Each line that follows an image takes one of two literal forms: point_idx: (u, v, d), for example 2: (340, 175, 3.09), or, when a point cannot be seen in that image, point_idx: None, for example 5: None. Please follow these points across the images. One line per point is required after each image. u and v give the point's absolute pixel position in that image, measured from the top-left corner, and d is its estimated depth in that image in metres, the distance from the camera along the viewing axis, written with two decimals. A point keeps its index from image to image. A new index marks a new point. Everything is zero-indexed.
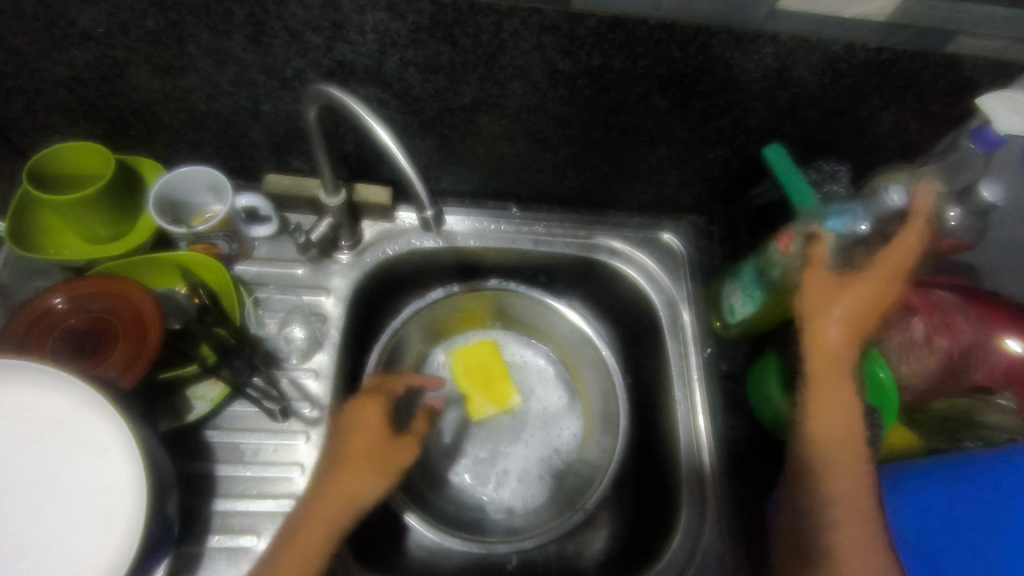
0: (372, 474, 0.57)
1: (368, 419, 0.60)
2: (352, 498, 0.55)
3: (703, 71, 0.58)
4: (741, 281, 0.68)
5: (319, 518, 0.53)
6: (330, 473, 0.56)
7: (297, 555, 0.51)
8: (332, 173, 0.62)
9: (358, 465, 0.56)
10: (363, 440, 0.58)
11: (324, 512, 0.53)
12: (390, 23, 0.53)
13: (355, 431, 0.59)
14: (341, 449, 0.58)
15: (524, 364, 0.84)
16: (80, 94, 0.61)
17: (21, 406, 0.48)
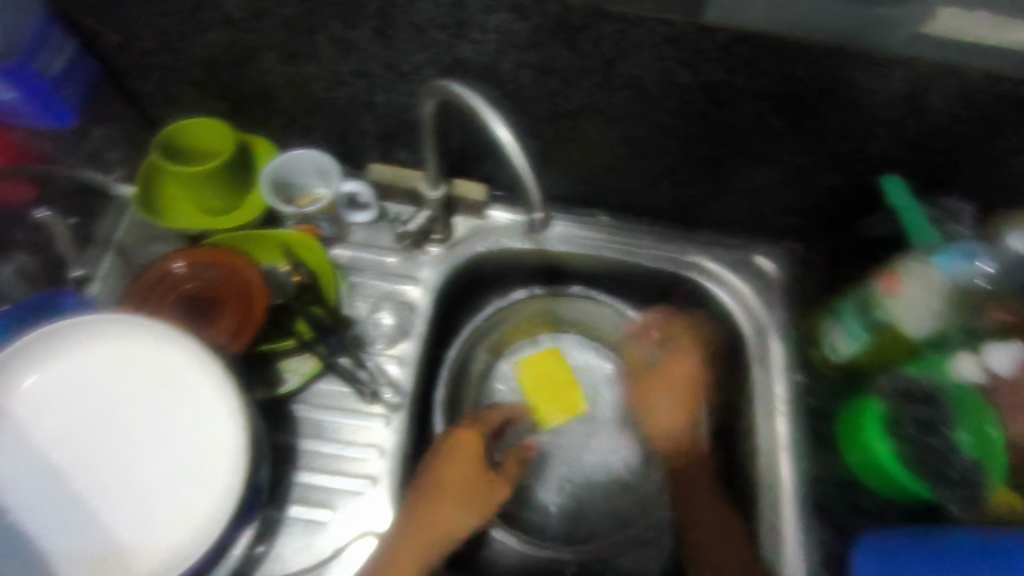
0: (466, 511, 0.61)
1: (466, 452, 0.62)
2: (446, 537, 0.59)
3: (829, 95, 0.55)
4: (844, 321, 0.66)
5: (414, 550, 0.57)
6: (426, 504, 0.60)
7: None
8: (436, 167, 0.63)
9: (454, 507, 0.60)
10: (461, 476, 0.61)
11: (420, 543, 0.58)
12: (513, 25, 0.53)
13: (453, 468, 0.61)
14: (440, 482, 0.61)
15: (589, 368, 0.81)
16: (212, 74, 0.65)
17: (139, 360, 0.51)
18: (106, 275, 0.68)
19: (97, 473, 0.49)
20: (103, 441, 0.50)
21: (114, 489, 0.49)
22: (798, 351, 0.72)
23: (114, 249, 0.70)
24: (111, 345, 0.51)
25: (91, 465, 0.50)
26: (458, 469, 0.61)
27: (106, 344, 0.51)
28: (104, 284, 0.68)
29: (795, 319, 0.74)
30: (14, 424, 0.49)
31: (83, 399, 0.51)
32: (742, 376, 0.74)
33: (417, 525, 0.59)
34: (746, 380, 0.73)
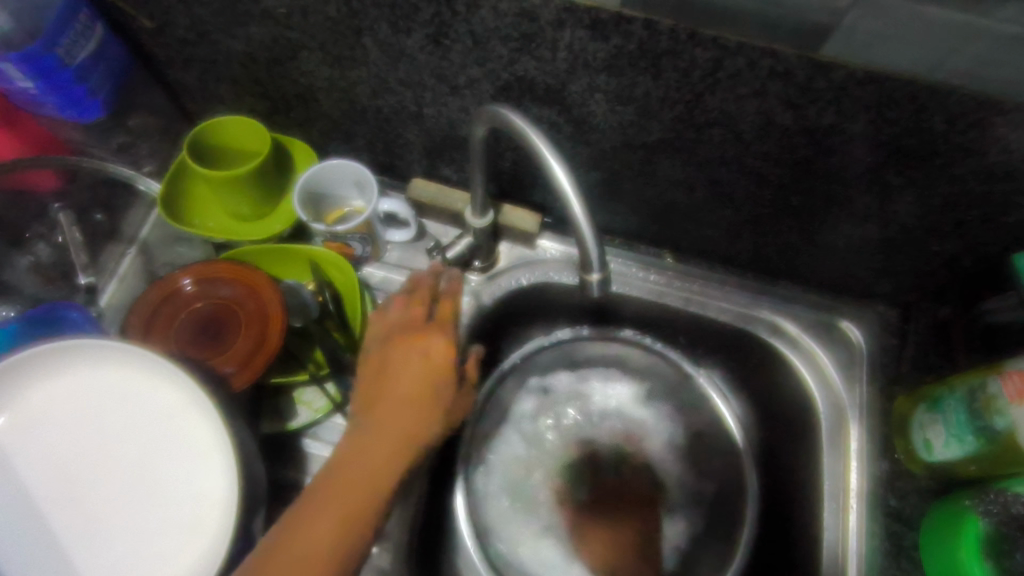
0: (416, 407, 0.47)
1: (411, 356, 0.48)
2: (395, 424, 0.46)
3: (968, 152, 0.45)
4: (943, 416, 0.56)
5: (320, 525, 0.40)
6: (346, 453, 0.44)
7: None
8: (484, 194, 0.56)
9: (379, 451, 0.44)
10: (400, 391, 0.47)
11: (326, 522, 0.40)
12: (588, 43, 0.45)
13: (394, 365, 0.48)
14: (368, 410, 0.46)
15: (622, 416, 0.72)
16: (251, 71, 0.59)
17: (134, 390, 0.46)
18: (126, 273, 0.64)
19: (77, 513, 0.44)
20: (87, 477, 0.45)
21: (90, 533, 0.44)
22: (882, 440, 0.62)
23: (136, 247, 0.66)
24: (105, 371, 0.46)
25: (71, 504, 0.45)
26: (400, 366, 0.47)
27: (100, 369, 0.46)
28: (122, 285, 0.64)
29: (881, 400, 0.63)
30: None
31: (70, 428, 0.46)
32: (808, 457, 0.63)
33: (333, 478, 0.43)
34: (813, 462, 0.62)
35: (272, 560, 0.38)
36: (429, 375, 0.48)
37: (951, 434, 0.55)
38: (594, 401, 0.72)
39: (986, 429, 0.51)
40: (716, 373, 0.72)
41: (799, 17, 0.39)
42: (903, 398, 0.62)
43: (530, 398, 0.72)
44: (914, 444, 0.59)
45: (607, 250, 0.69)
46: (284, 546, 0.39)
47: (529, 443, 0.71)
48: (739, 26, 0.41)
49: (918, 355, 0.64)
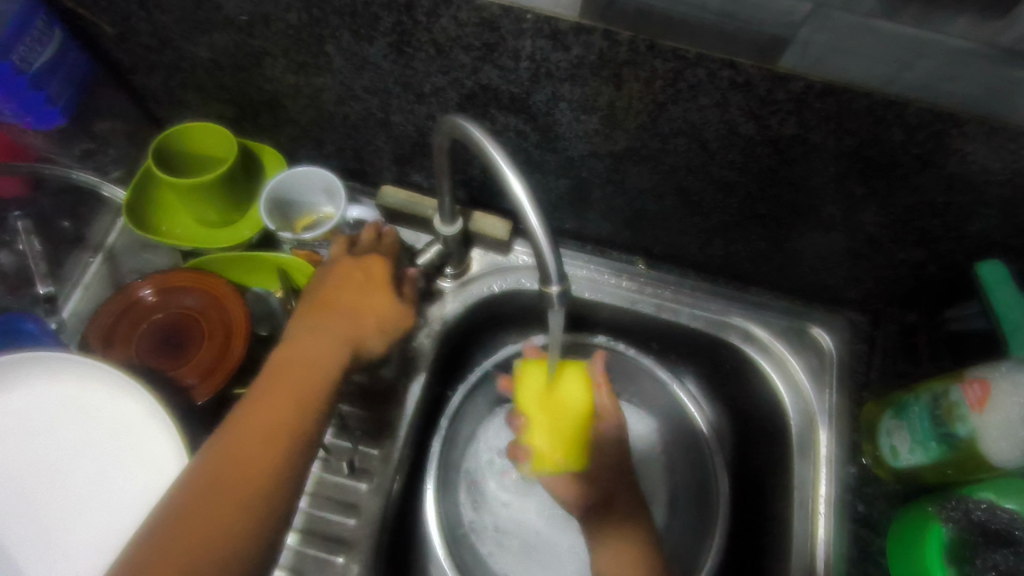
0: (356, 319, 0.54)
1: (351, 275, 0.57)
2: (335, 334, 0.52)
3: (926, 163, 0.46)
4: (908, 423, 0.56)
5: (273, 415, 0.45)
6: (290, 358, 0.49)
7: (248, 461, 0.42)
8: (451, 202, 0.56)
9: (323, 354, 0.50)
10: (342, 298, 0.55)
11: (276, 413, 0.45)
12: (550, 53, 0.45)
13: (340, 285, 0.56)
14: (314, 324, 0.53)
15: None
16: (216, 77, 0.58)
17: (94, 403, 0.46)
18: (91, 281, 0.64)
19: (26, 531, 0.43)
20: (40, 493, 0.44)
21: (40, 551, 0.43)
22: (850, 446, 0.62)
23: (103, 254, 0.66)
24: (65, 383, 0.46)
25: (21, 520, 0.43)
26: (343, 291, 0.55)
27: (61, 381, 0.46)
28: (86, 292, 0.64)
29: (850, 406, 0.63)
30: None
31: (26, 442, 0.45)
32: (780, 463, 0.63)
33: (280, 376, 0.48)
34: (785, 468, 0.62)
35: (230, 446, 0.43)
36: (370, 294, 0.56)
37: (915, 441, 0.55)
38: None
39: (948, 435, 0.52)
40: (689, 379, 0.73)
41: (755, 28, 0.39)
42: (873, 403, 0.62)
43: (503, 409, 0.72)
44: (881, 450, 0.60)
45: (563, 253, 0.69)
46: (240, 425, 0.44)
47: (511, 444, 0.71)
48: (698, 37, 0.41)
49: (887, 361, 0.64)
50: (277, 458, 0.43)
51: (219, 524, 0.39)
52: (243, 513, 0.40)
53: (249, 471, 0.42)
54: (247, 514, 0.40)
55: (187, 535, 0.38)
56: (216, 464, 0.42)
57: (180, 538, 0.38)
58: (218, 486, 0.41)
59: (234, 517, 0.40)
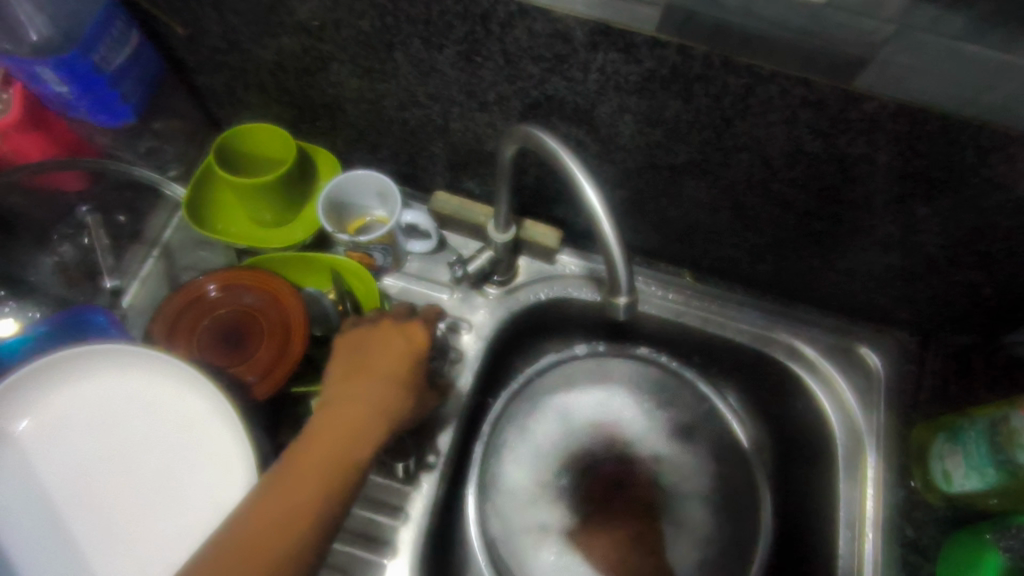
0: (392, 389, 0.50)
1: (391, 339, 0.52)
2: (367, 403, 0.48)
3: (997, 187, 0.45)
4: (964, 448, 0.55)
5: (289, 500, 0.41)
6: (323, 427, 0.46)
7: (265, 543, 0.40)
8: (508, 210, 0.56)
9: (358, 421, 0.47)
10: (380, 365, 0.51)
11: (301, 493, 0.42)
12: (620, 66, 0.45)
13: (376, 350, 0.51)
14: (346, 390, 0.49)
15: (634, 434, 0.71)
16: (280, 80, 0.59)
17: (159, 398, 0.47)
18: (148, 275, 0.65)
19: (94, 517, 0.44)
20: (107, 483, 0.45)
21: (106, 539, 0.44)
22: (897, 468, 0.61)
23: (159, 249, 0.66)
24: (132, 377, 0.47)
25: (90, 508, 0.45)
26: (378, 356, 0.51)
27: (128, 374, 0.47)
28: (143, 287, 0.64)
29: (898, 426, 0.63)
30: (18, 452, 0.45)
31: (93, 432, 0.46)
32: (824, 482, 0.63)
33: (306, 452, 0.44)
34: (829, 487, 0.62)
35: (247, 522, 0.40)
36: (409, 358, 0.52)
37: (969, 467, 0.54)
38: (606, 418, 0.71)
39: (1006, 462, 0.51)
40: (730, 394, 0.72)
41: (833, 47, 0.40)
42: (923, 427, 0.61)
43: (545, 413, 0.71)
44: (931, 475, 0.59)
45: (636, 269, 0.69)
46: (268, 500, 0.41)
47: (547, 447, 0.70)
48: (774, 54, 0.41)
49: (939, 384, 0.63)
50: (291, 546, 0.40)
51: None
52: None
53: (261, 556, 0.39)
54: None
55: None
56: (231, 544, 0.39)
57: None
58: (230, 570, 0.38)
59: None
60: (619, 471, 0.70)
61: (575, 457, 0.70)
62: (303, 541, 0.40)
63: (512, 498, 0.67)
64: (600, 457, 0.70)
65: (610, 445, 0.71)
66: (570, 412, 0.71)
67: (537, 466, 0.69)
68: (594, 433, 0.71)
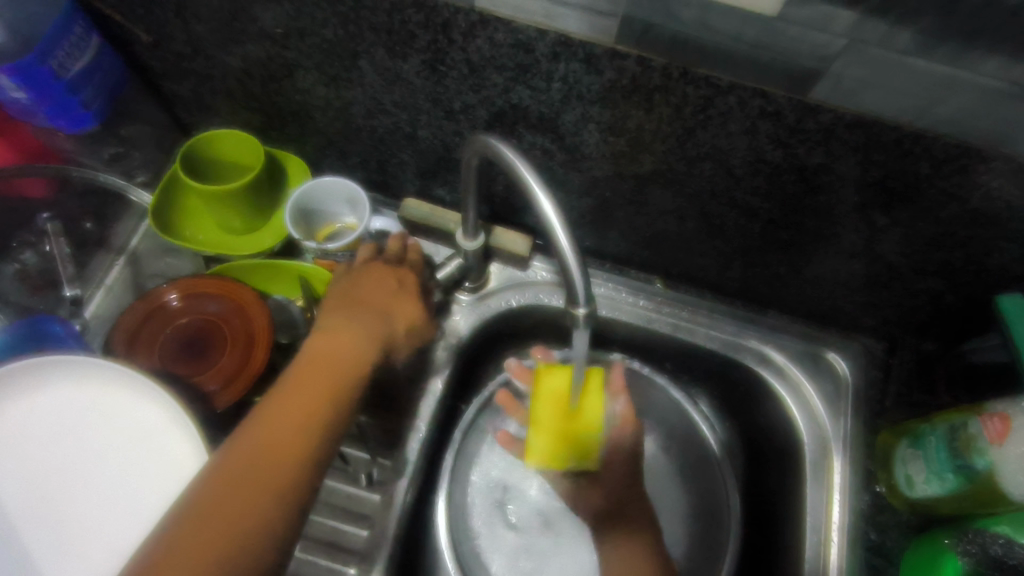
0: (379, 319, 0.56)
1: (376, 275, 0.58)
2: (363, 331, 0.55)
3: (953, 198, 0.46)
4: (925, 453, 0.56)
5: (295, 409, 0.47)
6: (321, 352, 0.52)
7: (286, 438, 0.45)
8: (476, 219, 0.57)
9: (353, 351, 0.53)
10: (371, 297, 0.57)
11: (308, 402, 0.48)
12: (582, 76, 0.45)
13: (367, 283, 0.58)
14: (325, 340, 0.53)
15: None
16: (247, 86, 0.59)
17: (118, 408, 0.46)
18: (113, 284, 0.65)
19: (47, 532, 0.43)
20: (59, 497, 0.44)
21: (61, 553, 0.43)
22: (863, 474, 0.62)
23: (126, 256, 0.66)
24: (89, 387, 0.46)
25: (41, 522, 0.43)
26: (370, 292, 0.57)
27: (85, 384, 0.46)
28: (108, 295, 0.64)
29: (864, 433, 0.64)
30: None
31: (47, 444, 0.45)
32: (792, 488, 0.63)
33: (308, 371, 0.50)
34: (797, 493, 0.62)
35: (226, 469, 0.42)
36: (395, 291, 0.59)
37: (931, 472, 0.55)
38: None
39: (965, 467, 0.52)
40: (701, 399, 0.73)
41: (789, 60, 0.40)
42: (887, 432, 0.62)
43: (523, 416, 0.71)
44: (896, 479, 0.60)
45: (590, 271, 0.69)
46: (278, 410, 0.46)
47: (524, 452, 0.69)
48: (733, 66, 0.41)
49: (902, 391, 0.64)
50: (274, 492, 0.42)
51: (250, 502, 0.41)
52: (233, 551, 0.39)
53: (262, 475, 0.42)
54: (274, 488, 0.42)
55: (222, 508, 0.40)
56: (209, 492, 0.40)
57: (209, 507, 0.40)
58: (214, 517, 0.39)
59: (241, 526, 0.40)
60: None
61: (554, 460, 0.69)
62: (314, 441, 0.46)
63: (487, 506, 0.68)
64: None
65: None
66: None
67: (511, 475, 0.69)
68: None
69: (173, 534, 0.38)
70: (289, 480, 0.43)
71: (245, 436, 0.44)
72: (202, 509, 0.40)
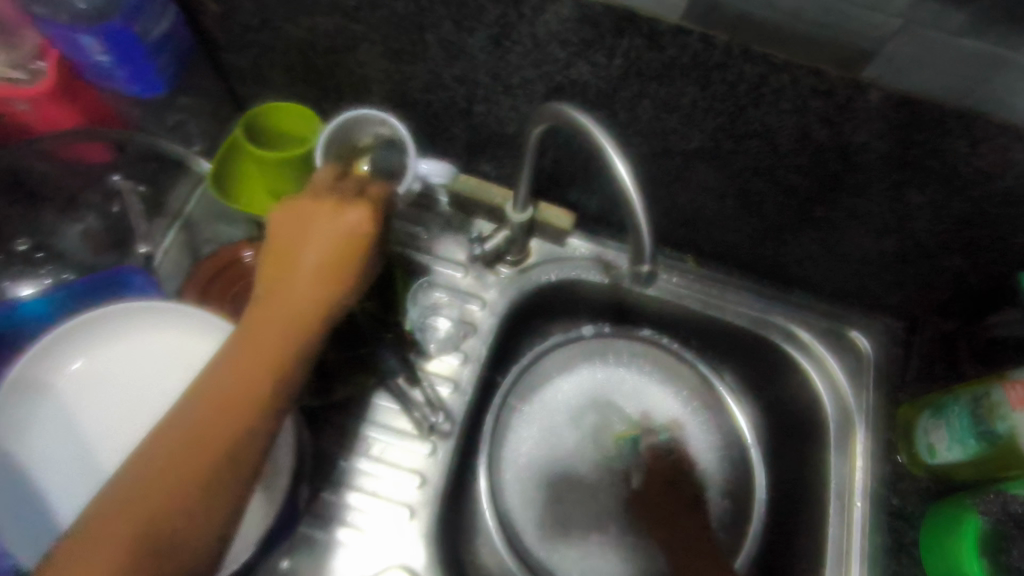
0: (303, 281, 0.43)
1: (314, 203, 0.45)
2: (296, 291, 0.42)
3: (986, 177, 0.49)
4: (947, 422, 0.59)
5: (238, 376, 0.39)
6: (258, 312, 0.42)
7: (224, 396, 0.39)
8: (527, 191, 0.60)
9: (276, 312, 0.42)
10: (303, 237, 0.44)
11: (237, 380, 0.39)
12: (644, 52, 0.48)
13: (298, 215, 0.44)
14: (266, 309, 0.42)
15: (648, 410, 0.74)
16: (308, 59, 0.61)
17: (192, 355, 0.48)
18: (168, 251, 0.66)
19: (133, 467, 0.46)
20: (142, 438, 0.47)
21: None
22: (886, 444, 0.66)
23: (181, 222, 0.68)
24: (168, 335, 0.48)
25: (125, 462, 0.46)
26: (314, 231, 0.44)
27: (165, 332, 0.49)
28: (167, 257, 0.66)
29: (886, 405, 0.67)
30: (59, 407, 0.47)
31: (128, 387, 0.48)
32: (816, 458, 0.67)
33: (241, 343, 0.41)
34: (822, 462, 0.65)
35: (167, 440, 0.37)
36: (346, 234, 0.44)
37: (953, 439, 0.59)
38: (617, 398, 0.74)
39: (988, 433, 0.55)
40: (727, 374, 0.76)
41: (841, 41, 0.43)
42: (909, 406, 0.66)
43: (564, 390, 0.74)
44: (917, 448, 0.63)
45: (660, 261, 0.72)
46: (223, 368, 0.40)
47: (566, 420, 0.72)
48: (789, 47, 0.45)
49: (923, 365, 0.68)
50: (195, 475, 0.36)
51: (172, 472, 0.36)
52: (158, 530, 0.35)
53: (200, 443, 0.37)
54: (185, 474, 0.36)
55: (159, 476, 0.36)
56: (145, 463, 0.37)
57: (132, 476, 0.36)
58: (133, 481, 0.36)
59: (167, 502, 0.35)
60: (631, 443, 0.72)
61: (592, 429, 0.72)
62: (239, 424, 0.38)
63: (522, 468, 0.70)
64: (611, 432, 0.72)
65: (620, 417, 0.73)
66: (586, 396, 0.74)
67: (544, 444, 0.71)
68: (604, 410, 0.73)
69: (109, 500, 0.35)
70: (208, 464, 0.37)
71: (196, 392, 0.39)
72: (141, 474, 0.36)
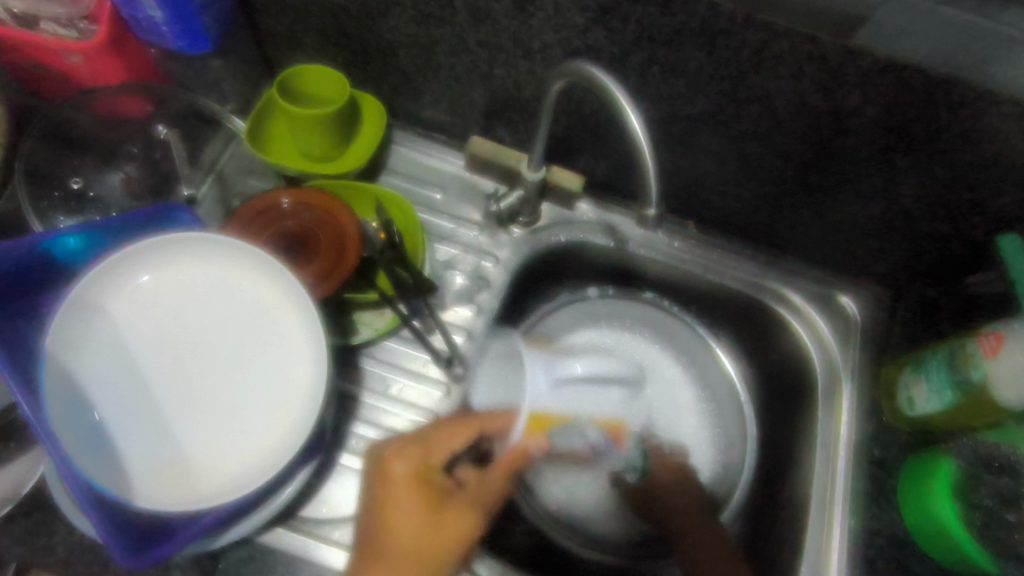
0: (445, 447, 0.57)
1: (454, 432, 0.57)
2: (441, 454, 0.56)
3: (966, 141, 0.54)
4: (927, 375, 0.63)
5: (399, 510, 0.53)
6: (421, 447, 0.56)
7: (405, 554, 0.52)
8: (542, 152, 0.65)
9: (432, 465, 0.56)
10: (446, 444, 0.56)
11: (408, 519, 0.53)
12: (656, 18, 0.53)
13: (437, 445, 0.56)
14: (417, 468, 0.55)
15: (650, 368, 0.77)
16: (341, 23, 0.66)
17: (240, 285, 0.53)
18: (205, 199, 0.71)
19: (179, 382, 0.51)
20: (188, 359, 0.52)
21: (193, 402, 0.51)
22: (870, 401, 0.70)
23: (213, 175, 0.72)
24: (213, 266, 0.53)
25: (176, 380, 0.51)
26: (449, 445, 0.56)
27: (209, 263, 0.53)
28: (201, 207, 0.70)
29: (871, 364, 0.71)
30: (112, 327, 0.51)
31: (180, 312, 0.52)
32: (805, 412, 0.71)
33: (414, 472, 0.55)
34: (810, 416, 0.70)
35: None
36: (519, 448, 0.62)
37: (932, 390, 0.62)
38: (621, 357, 0.78)
39: (963, 382, 0.59)
40: (723, 336, 0.80)
41: (837, 7, 0.47)
42: (891, 366, 0.69)
43: (570, 348, 0.78)
44: (898, 402, 0.67)
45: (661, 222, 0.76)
46: (391, 533, 0.53)
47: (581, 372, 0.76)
48: (788, 13, 0.49)
49: (906, 328, 0.72)
50: None
51: None
52: None
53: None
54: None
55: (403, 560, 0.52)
56: None
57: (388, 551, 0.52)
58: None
59: None
60: None
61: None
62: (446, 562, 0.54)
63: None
64: None
65: None
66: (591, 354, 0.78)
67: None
68: None
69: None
70: None
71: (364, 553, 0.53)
72: None
